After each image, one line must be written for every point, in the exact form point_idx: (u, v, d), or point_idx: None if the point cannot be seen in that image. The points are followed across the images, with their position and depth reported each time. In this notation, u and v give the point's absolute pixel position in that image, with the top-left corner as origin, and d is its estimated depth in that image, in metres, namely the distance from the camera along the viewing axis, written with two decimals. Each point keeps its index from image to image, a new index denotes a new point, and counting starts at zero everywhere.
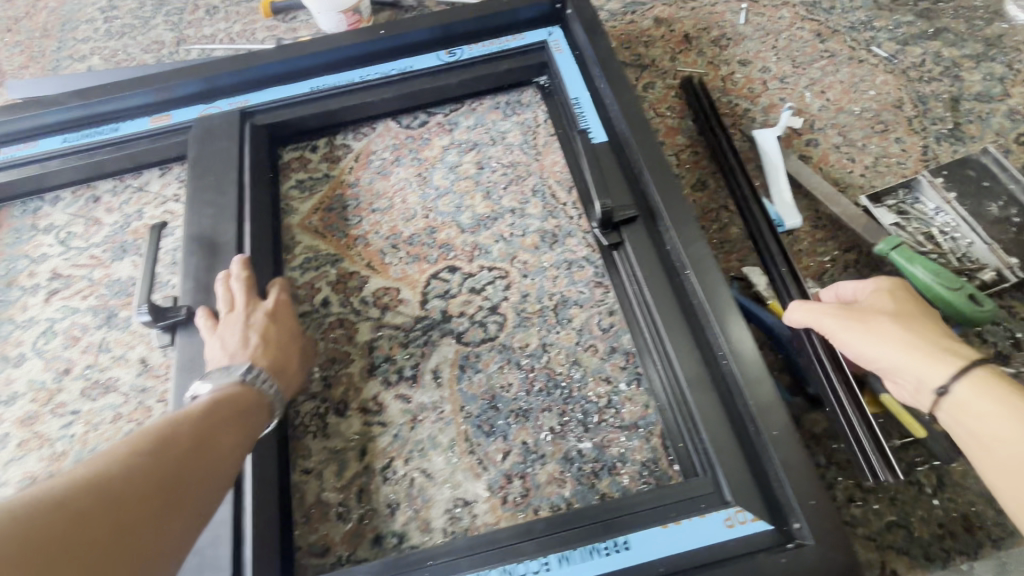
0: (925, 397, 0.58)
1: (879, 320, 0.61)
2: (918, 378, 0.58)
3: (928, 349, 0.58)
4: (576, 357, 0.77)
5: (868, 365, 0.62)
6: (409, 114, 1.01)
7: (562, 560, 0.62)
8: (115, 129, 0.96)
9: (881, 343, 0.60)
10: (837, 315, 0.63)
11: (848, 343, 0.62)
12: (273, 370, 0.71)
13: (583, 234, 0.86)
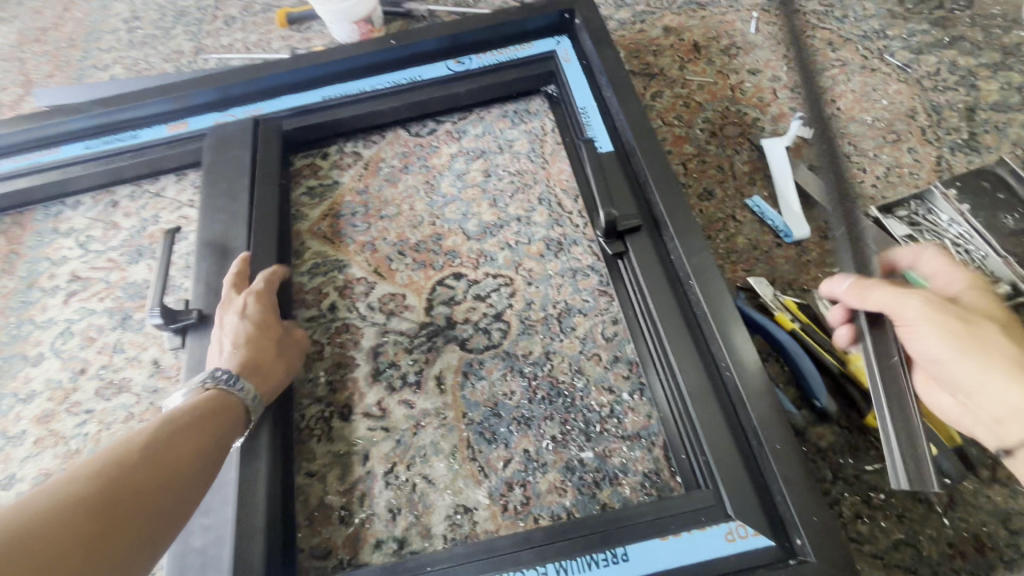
0: (1009, 427, 0.54)
1: (988, 328, 0.57)
2: (1015, 405, 0.53)
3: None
4: (579, 366, 0.77)
5: (955, 377, 0.58)
6: (418, 122, 1.02)
7: (560, 570, 0.62)
8: (135, 136, 0.98)
9: (983, 360, 0.55)
10: (928, 310, 0.58)
11: (941, 346, 0.57)
12: (248, 369, 0.72)
13: (588, 242, 0.87)
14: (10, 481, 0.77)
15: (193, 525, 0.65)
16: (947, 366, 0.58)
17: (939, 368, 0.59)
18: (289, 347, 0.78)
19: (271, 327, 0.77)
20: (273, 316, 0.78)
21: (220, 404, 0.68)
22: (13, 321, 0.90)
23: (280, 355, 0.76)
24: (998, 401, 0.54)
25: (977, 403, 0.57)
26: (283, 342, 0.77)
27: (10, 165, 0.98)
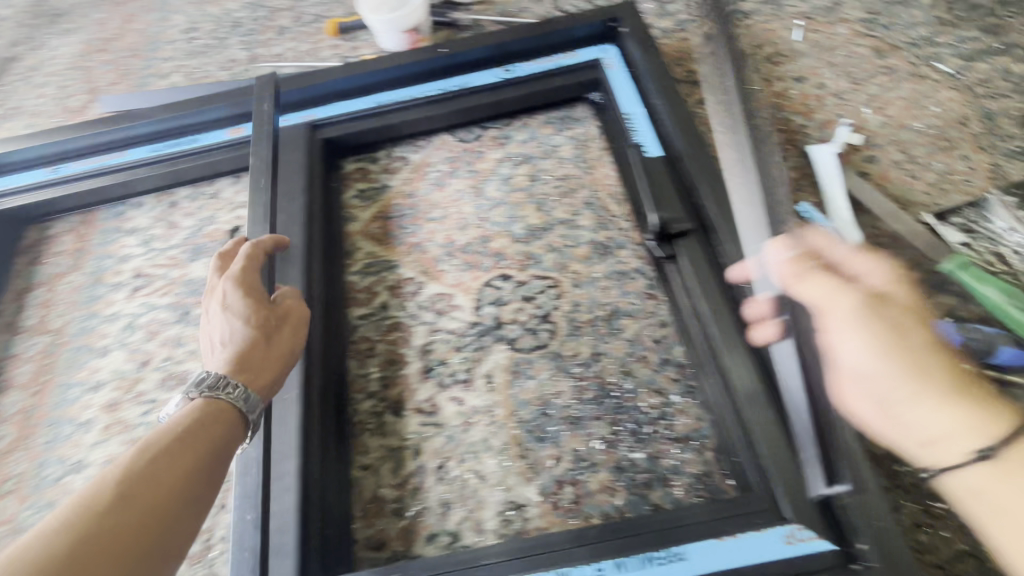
0: (942, 448, 0.57)
1: (923, 340, 0.61)
2: (948, 422, 0.57)
3: (966, 398, 0.57)
4: (628, 368, 0.78)
5: (879, 391, 0.61)
6: (464, 128, 1.04)
7: (617, 566, 0.62)
8: (195, 140, 1.04)
9: (916, 377, 0.59)
10: (854, 314, 0.63)
11: (863, 356, 0.61)
12: (238, 365, 0.71)
13: (635, 246, 0.88)
14: (79, 466, 0.80)
15: (255, 512, 0.68)
16: (869, 379, 0.61)
17: (871, 386, 0.61)
18: (280, 330, 0.76)
19: (255, 315, 0.75)
20: (259, 303, 0.77)
21: (207, 411, 0.67)
22: (81, 314, 0.94)
23: (270, 342, 0.74)
24: (931, 420, 0.58)
25: (902, 422, 0.60)
26: (272, 327, 0.75)
27: (80, 167, 1.03)
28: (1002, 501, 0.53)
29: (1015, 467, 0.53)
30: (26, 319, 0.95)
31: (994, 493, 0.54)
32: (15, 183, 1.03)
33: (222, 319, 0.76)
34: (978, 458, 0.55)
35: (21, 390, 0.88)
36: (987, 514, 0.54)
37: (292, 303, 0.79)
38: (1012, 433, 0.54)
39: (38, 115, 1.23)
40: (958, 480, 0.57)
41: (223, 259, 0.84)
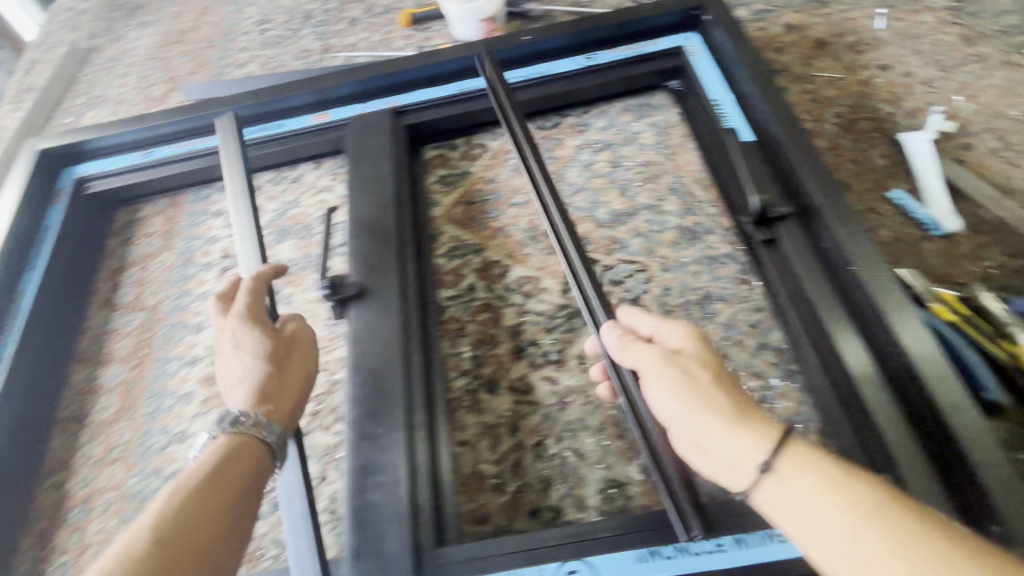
0: (742, 474, 0.52)
1: (661, 368, 0.59)
2: (740, 452, 0.52)
3: (747, 421, 0.54)
4: (723, 351, 0.78)
5: (691, 433, 0.56)
6: (542, 116, 1.05)
7: (738, 542, 0.63)
8: (282, 125, 1.05)
9: (704, 413, 0.55)
10: (664, 363, 0.59)
11: (669, 403, 0.57)
12: (263, 399, 0.68)
13: (723, 231, 0.88)
14: (182, 436, 0.83)
15: (367, 483, 0.69)
16: (682, 420, 0.56)
17: (689, 432, 0.56)
18: (292, 359, 0.74)
19: (266, 347, 0.71)
20: (267, 334, 0.73)
21: (240, 447, 0.63)
22: (174, 293, 0.97)
23: (282, 372, 0.72)
24: (722, 450, 0.53)
25: (715, 461, 0.55)
26: (284, 357, 0.73)
27: (171, 151, 1.06)
28: (814, 510, 0.48)
29: (798, 477, 0.50)
30: (122, 296, 0.99)
31: (808, 502, 0.49)
32: (109, 167, 1.06)
33: (229, 355, 0.71)
34: (763, 473, 0.51)
35: (122, 364, 0.92)
36: (813, 542, 0.48)
37: (298, 331, 0.76)
38: (780, 439, 0.52)
39: (121, 104, 1.27)
40: (772, 497, 0.51)
41: (222, 298, 0.77)
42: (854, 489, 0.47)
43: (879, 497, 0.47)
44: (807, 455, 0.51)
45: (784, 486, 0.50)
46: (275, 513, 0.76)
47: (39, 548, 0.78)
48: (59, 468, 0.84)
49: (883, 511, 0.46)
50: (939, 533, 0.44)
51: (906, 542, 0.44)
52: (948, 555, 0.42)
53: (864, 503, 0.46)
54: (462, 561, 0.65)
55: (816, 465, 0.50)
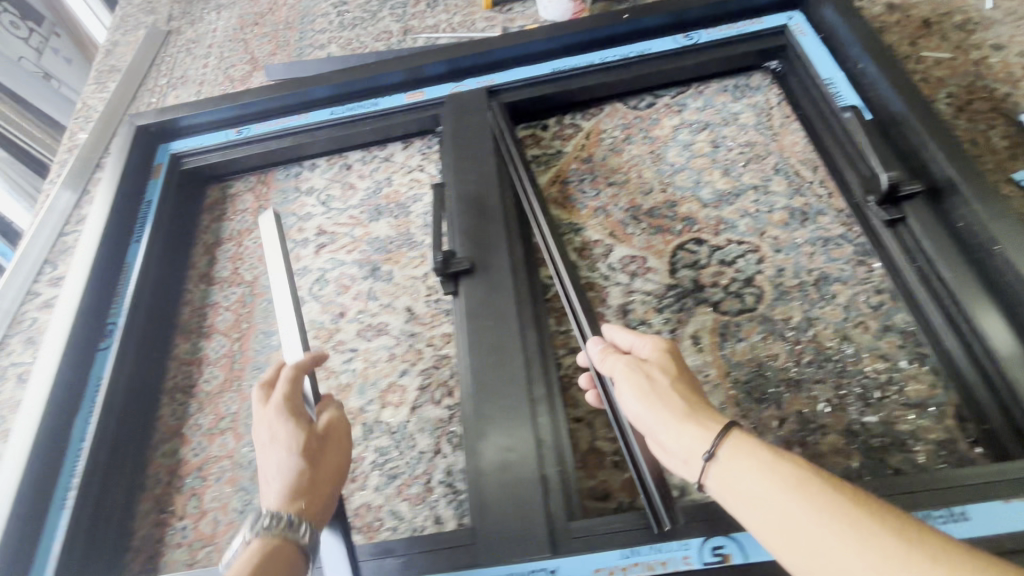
0: (695, 467, 0.56)
1: (630, 373, 0.63)
2: (690, 445, 0.56)
3: (698, 417, 0.57)
4: (846, 333, 0.76)
5: (652, 431, 0.60)
6: (635, 97, 1.05)
7: None
8: (376, 103, 1.06)
9: (662, 411, 0.59)
10: (631, 369, 0.63)
11: (633, 402, 0.61)
12: (296, 499, 0.58)
13: (836, 212, 0.86)
14: None
15: (493, 450, 0.69)
16: (645, 419, 0.60)
17: (651, 431, 0.60)
18: (327, 451, 0.63)
19: (298, 440, 0.61)
20: (301, 424, 0.63)
21: (274, 553, 0.55)
22: None
23: (316, 467, 0.62)
24: (675, 444, 0.57)
25: (672, 455, 0.58)
26: (318, 450, 0.63)
27: (265, 128, 1.07)
28: (752, 491, 0.51)
29: (736, 462, 0.53)
30: (219, 271, 1.00)
31: (748, 483, 0.51)
32: (204, 144, 1.08)
33: (262, 449, 0.62)
34: (709, 462, 0.54)
35: (223, 336, 0.92)
36: (752, 522, 0.51)
37: (334, 416, 0.66)
38: (724, 429, 0.55)
39: (204, 84, 1.28)
40: (720, 484, 0.54)
41: (262, 381, 0.68)
42: (785, 468, 0.50)
43: (803, 473, 0.50)
44: (744, 441, 0.54)
45: (727, 471, 0.53)
46: (389, 486, 0.76)
47: (157, 512, 0.79)
48: (171, 435, 0.85)
49: (806, 486, 0.49)
50: (855, 503, 0.47)
51: (826, 511, 0.47)
52: (863, 520, 0.45)
53: (791, 480, 0.49)
54: (599, 535, 0.63)
55: (752, 449, 0.53)
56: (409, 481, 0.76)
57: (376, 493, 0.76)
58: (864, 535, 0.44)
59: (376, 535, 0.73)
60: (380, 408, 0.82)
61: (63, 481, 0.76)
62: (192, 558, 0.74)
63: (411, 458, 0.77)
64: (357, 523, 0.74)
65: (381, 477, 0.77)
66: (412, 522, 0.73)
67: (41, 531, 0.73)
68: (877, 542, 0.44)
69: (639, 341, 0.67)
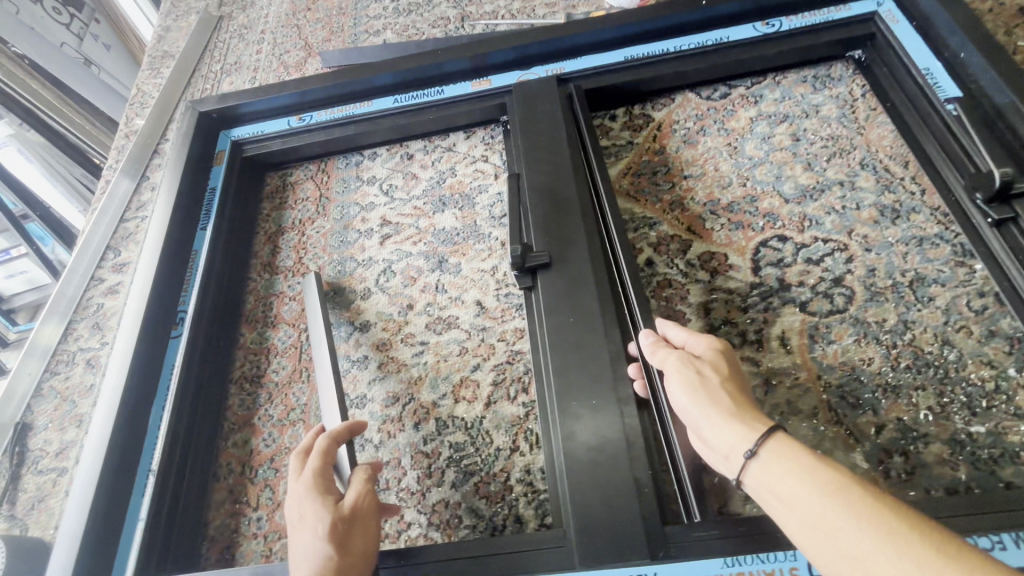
0: (735, 462, 0.56)
1: (680, 367, 0.63)
2: (732, 441, 0.56)
3: (743, 416, 0.57)
4: (946, 337, 0.72)
5: (697, 424, 0.60)
6: (708, 87, 1.01)
7: (1019, 540, 0.57)
8: (441, 91, 1.05)
9: (707, 407, 0.59)
10: (683, 363, 0.63)
11: (681, 395, 0.61)
12: None
13: (931, 210, 0.82)
14: (362, 401, 0.83)
15: (581, 451, 0.68)
16: (691, 413, 0.60)
17: (695, 424, 0.61)
18: (354, 535, 0.60)
19: (321, 525, 0.59)
20: (327, 505, 0.61)
21: None
22: (336, 258, 0.97)
23: (342, 553, 0.58)
24: (718, 439, 0.57)
25: (715, 449, 0.58)
26: (343, 535, 0.59)
27: (326, 116, 1.07)
28: (789, 493, 0.50)
29: (776, 463, 0.52)
30: (283, 260, 0.99)
31: (787, 485, 0.51)
32: (265, 130, 1.09)
33: (292, 530, 0.61)
34: (749, 459, 0.54)
35: (289, 327, 0.92)
36: (788, 522, 0.50)
37: (360, 495, 0.63)
38: (767, 430, 0.54)
39: (258, 70, 1.26)
40: (760, 482, 0.54)
41: (298, 449, 0.70)
42: (824, 473, 0.49)
43: (843, 479, 0.48)
44: (787, 445, 0.53)
45: (767, 471, 0.53)
46: (466, 484, 0.74)
47: (231, 502, 0.79)
48: (241, 425, 0.85)
49: (844, 491, 0.47)
50: (895, 513, 0.45)
51: (862, 517, 0.45)
52: (901, 530, 0.43)
53: (830, 485, 0.48)
54: (697, 541, 0.62)
55: (794, 453, 0.52)
56: (486, 479, 0.74)
57: (453, 490, 0.74)
58: (899, 544, 0.43)
59: (454, 533, 0.71)
60: (453, 403, 0.80)
61: (142, 469, 0.78)
62: (269, 550, 0.74)
63: (488, 454, 0.75)
64: (434, 519, 0.73)
65: (458, 473, 0.75)
66: (491, 520, 0.71)
67: (123, 517, 0.74)
68: (913, 552, 0.42)
69: (693, 339, 0.67)
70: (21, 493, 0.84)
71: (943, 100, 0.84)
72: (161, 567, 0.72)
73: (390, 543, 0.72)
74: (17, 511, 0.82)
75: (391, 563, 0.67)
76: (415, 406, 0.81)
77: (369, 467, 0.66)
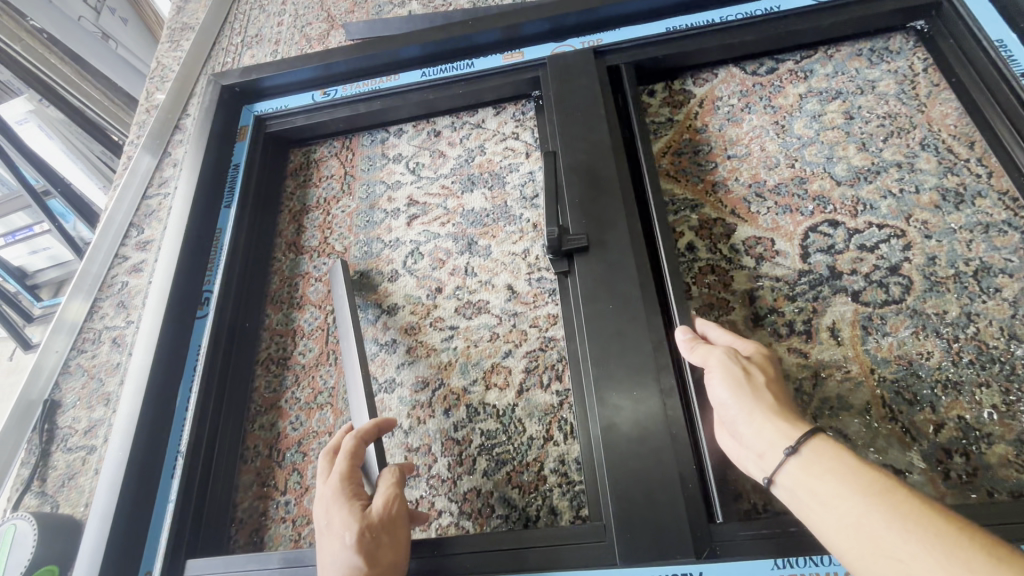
0: (771, 460, 0.53)
1: (725, 363, 0.60)
2: (771, 438, 0.53)
3: (785, 416, 0.54)
4: (1014, 331, 0.67)
5: (734, 422, 0.58)
6: (753, 61, 0.95)
7: None
8: (471, 65, 1.00)
9: (749, 405, 0.56)
10: (729, 359, 0.60)
11: (723, 391, 0.58)
12: None
13: (998, 194, 0.76)
14: (390, 385, 0.81)
15: (625, 447, 0.66)
16: (730, 410, 0.58)
17: (732, 421, 0.58)
18: (382, 544, 0.58)
19: (349, 534, 0.56)
20: (355, 512, 0.59)
21: None
22: (362, 239, 0.95)
23: (372, 562, 0.56)
24: (755, 436, 0.54)
25: (748, 447, 0.56)
26: (372, 544, 0.57)
27: (352, 90, 1.04)
28: (829, 492, 0.47)
29: (818, 462, 0.49)
30: (308, 240, 0.97)
31: (828, 486, 0.47)
32: (289, 105, 1.06)
33: (321, 538, 0.59)
34: (788, 456, 0.51)
35: (316, 308, 0.90)
36: (825, 525, 0.47)
37: (388, 501, 0.60)
38: (810, 430, 0.51)
39: (280, 43, 1.22)
40: (796, 483, 0.50)
41: (327, 448, 0.68)
42: (870, 474, 0.46)
43: (889, 482, 0.45)
44: (830, 445, 0.50)
45: (806, 471, 0.49)
46: (498, 472, 0.71)
47: (258, 485, 0.78)
48: (268, 407, 0.83)
49: (889, 492, 0.44)
50: (944, 517, 0.41)
51: (909, 518, 0.42)
52: (951, 533, 0.40)
53: (874, 485, 0.45)
54: (745, 541, 0.60)
55: (837, 454, 0.49)
56: (519, 468, 0.71)
57: (485, 479, 0.71)
58: (948, 546, 0.39)
59: (486, 523, 0.69)
60: (484, 389, 0.77)
61: (171, 450, 0.77)
62: (298, 535, 0.73)
63: (521, 443, 0.72)
64: (466, 508, 0.70)
65: (489, 462, 0.72)
66: (525, 511, 0.69)
67: (153, 498, 0.74)
68: (963, 555, 0.38)
69: (737, 341, 0.64)
70: (51, 470, 0.84)
71: (1019, 74, 0.78)
72: (191, 550, 0.72)
73: (421, 531, 0.70)
74: (47, 488, 0.82)
75: (425, 553, 0.66)
76: (445, 392, 0.78)
77: (396, 471, 0.64)
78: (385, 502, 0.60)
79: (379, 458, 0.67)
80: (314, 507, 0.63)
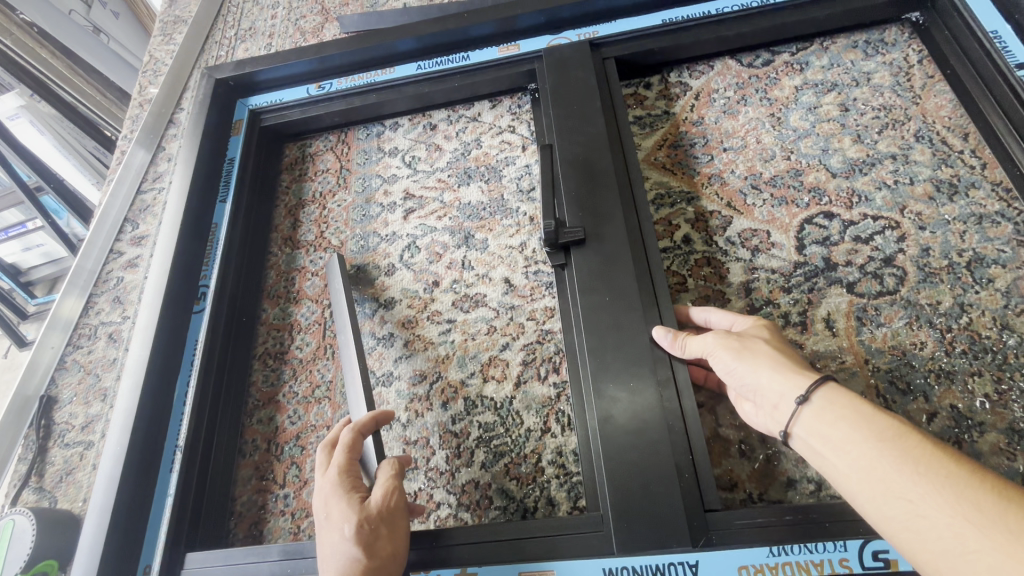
0: (785, 411, 0.55)
1: (715, 339, 0.62)
2: (782, 390, 0.55)
3: (793, 366, 0.56)
4: (1006, 321, 0.68)
5: (742, 386, 0.59)
6: (749, 53, 0.95)
7: None
8: (467, 57, 1.00)
9: (753, 361, 0.57)
10: (723, 335, 0.61)
11: (727, 361, 0.60)
12: None
13: (992, 185, 0.76)
14: (387, 378, 0.81)
15: (623, 441, 0.66)
16: (735, 375, 0.59)
17: (743, 386, 0.59)
18: (381, 535, 0.58)
19: (348, 525, 0.57)
20: (353, 503, 0.59)
21: None
22: (359, 233, 0.94)
23: (371, 553, 0.56)
24: (766, 390, 0.56)
25: (762, 401, 0.58)
26: (372, 534, 0.57)
27: (347, 84, 1.03)
28: (843, 438, 0.49)
29: (830, 409, 0.51)
30: (304, 234, 0.97)
31: (842, 432, 0.49)
32: (284, 99, 1.06)
33: (321, 530, 0.60)
34: (800, 406, 0.53)
35: (313, 302, 0.89)
36: (838, 469, 0.49)
37: (388, 492, 0.61)
38: (820, 378, 0.53)
39: (274, 36, 1.21)
40: (810, 431, 0.52)
41: (326, 441, 0.68)
42: (883, 420, 0.48)
43: (902, 428, 0.47)
44: (843, 394, 0.52)
45: (819, 419, 0.51)
46: (497, 465, 0.72)
47: (257, 479, 0.78)
48: (266, 401, 0.84)
49: (902, 437, 0.47)
50: (956, 460, 0.44)
51: (921, 462, 0.45)
52: (961, 475, 0.43)
53: (888, 431, 0.47)
54: (741, 529, 0.60)
55: (849, 402, 0.51)
56: (517, 460, 0.72)
57: (483, 471, 0.72)
58: (959, 487, 0.42)
59: (484, 514, 0.69)
60: (482, 382, 0.77)
61: (170, 445, 0.78)
62: (297, 528, 0.73)
63: (519, 435, 0.73)
64: (464, 500, 0.71)
65: (488, 454, 0.73)
66: (522, 502, 0.69)
67: (153, 492, 0.74)
68: (974, 495, 0.41)
69: (735, 323, 0.65)
70: (49, 466, 0.84)
71: (1013, 66, 0.78)
72: (191, 544, 0.73)
73: (420, 523, 0.71)
74: (45, 483, 0.82)
75: (424, 544, 0.67)
76: (442, 385, 0.78)
77: (396, 463, 0.64)
78: (383, 492, 0.61)
79: (377, 450, 0.67)
80: (314, 497, 0.63)
